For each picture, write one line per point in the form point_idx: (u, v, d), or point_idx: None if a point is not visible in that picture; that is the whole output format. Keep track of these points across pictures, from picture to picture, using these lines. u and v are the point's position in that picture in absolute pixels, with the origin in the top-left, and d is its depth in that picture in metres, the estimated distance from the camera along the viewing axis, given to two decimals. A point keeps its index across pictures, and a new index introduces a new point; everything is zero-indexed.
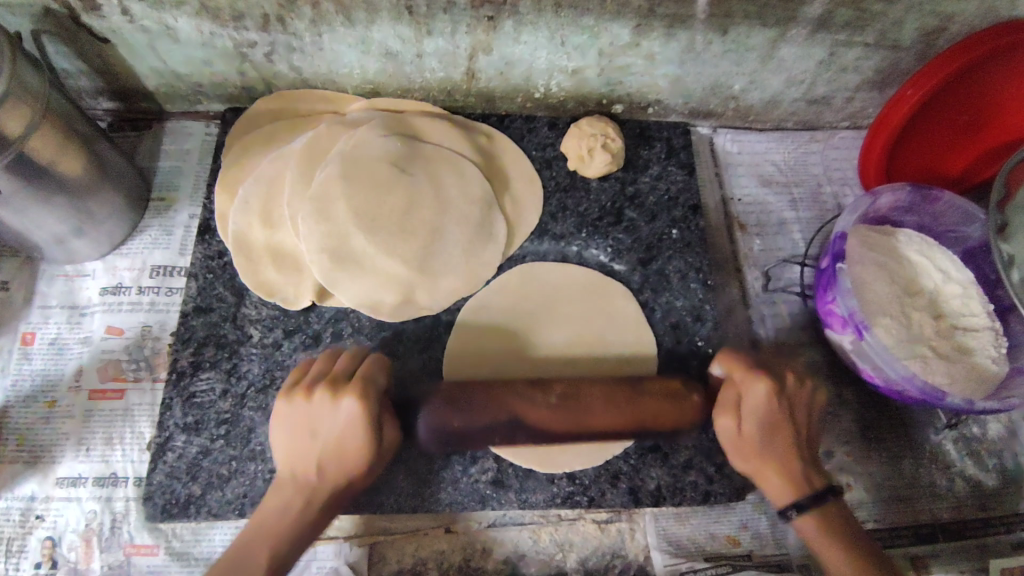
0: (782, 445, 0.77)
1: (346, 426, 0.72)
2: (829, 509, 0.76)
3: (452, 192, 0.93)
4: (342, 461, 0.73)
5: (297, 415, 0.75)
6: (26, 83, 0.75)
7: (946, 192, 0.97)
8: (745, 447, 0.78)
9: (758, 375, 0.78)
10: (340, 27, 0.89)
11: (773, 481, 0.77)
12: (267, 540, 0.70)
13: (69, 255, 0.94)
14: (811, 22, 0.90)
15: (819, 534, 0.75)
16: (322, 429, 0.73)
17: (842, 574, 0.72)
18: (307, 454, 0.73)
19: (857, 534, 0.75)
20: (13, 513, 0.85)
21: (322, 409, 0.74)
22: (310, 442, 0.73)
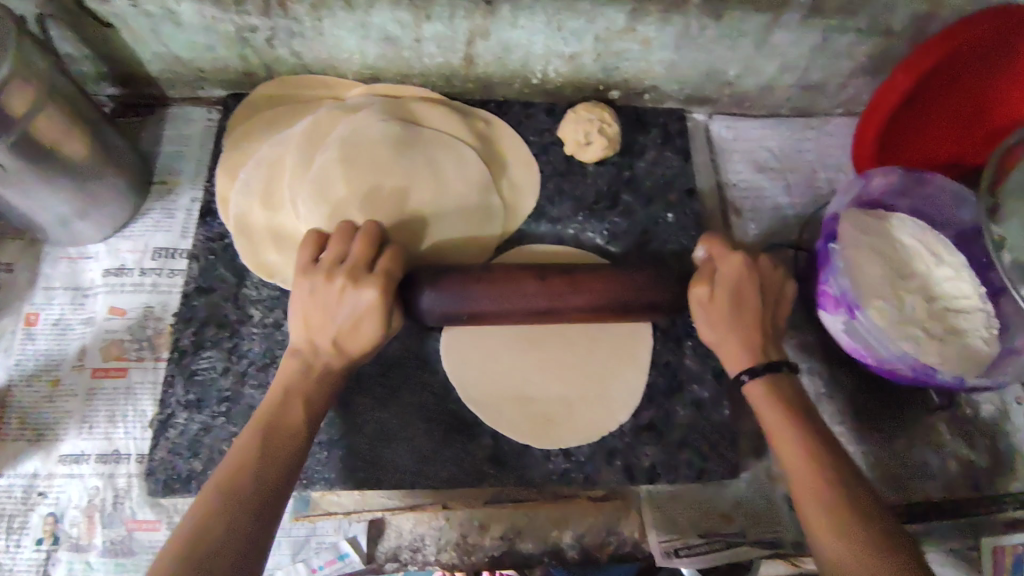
0: (749, 317, 0.79)
1: (368, 310, 0.75)
2: (781, 379, 0.76)
3: (451, 176, 0.94)
4: (361, 335, 0.75)
5: (310, 294, 0.76)
6: (31, 64, 0.77)
7: (936, 175, 0.99)
8: (712, 312, 0.79)
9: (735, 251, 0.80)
10: (340, 11, 0.90)
11: (733, 346, 0.78)
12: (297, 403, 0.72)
13: (73, 236, 0.95)
14: (804, 8, 0.92)
15: (767, 396, 0.75)
16: (338, 309, 0.75)
17: (779, 429, 0.72)
18: (323, 330, 0.75)
19: (803, 400, 0.75)
20: (16, 490, 0.86)
21: (343, 296, 0.75)
22: (325, 319, 0.75)
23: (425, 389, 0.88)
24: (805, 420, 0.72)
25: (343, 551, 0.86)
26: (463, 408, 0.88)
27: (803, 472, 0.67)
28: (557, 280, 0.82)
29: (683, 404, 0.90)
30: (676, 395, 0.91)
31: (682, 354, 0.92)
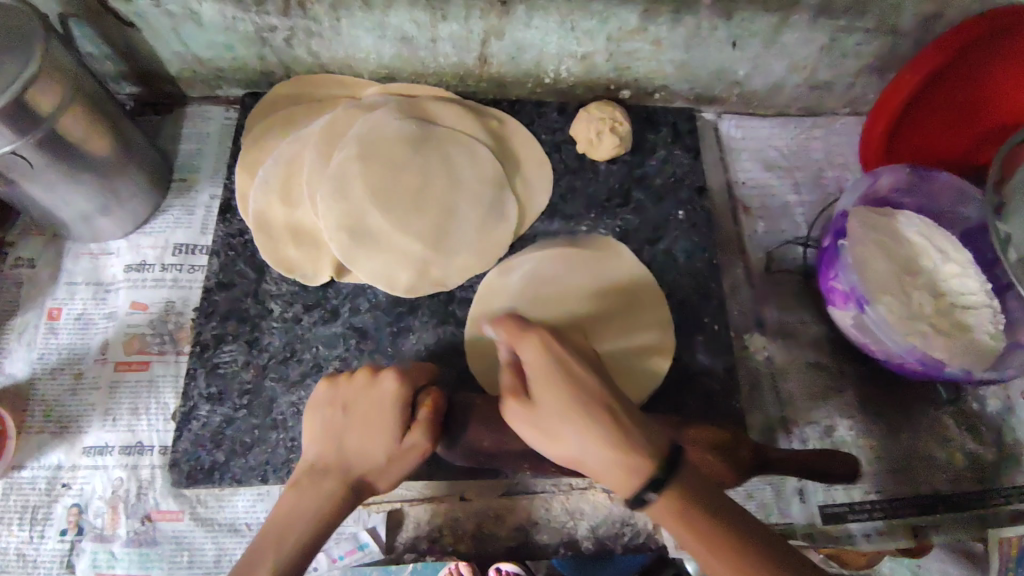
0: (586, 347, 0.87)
1: (380, 396, 0.74)
2: (675, 487, 0.60)
3: (465, 173, 0.96)
4: (370, 438, 0.71)
5: (329, 402, 0.74)
6: (59, 63, 0.78)
7: (944, 172, 1.00)
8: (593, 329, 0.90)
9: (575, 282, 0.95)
10: (358, 11, 0.92)
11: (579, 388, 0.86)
12: (289, 525, 0.64)
13: (94, 233, 0.97)
14: (813, 8, 0.94)
15: (678, 508, 0.60)
16: (353, 404, 0.73)
17: (701, 551, 0.58)
18: (333, 432, 0.72)
19: (730, 506, 0.60)
20: (40, 482, 0.87)
21: (358, 391, 0.74)
22: (339, 416, 0.73)
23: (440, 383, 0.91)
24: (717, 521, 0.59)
25: (362, 541, 0.88)
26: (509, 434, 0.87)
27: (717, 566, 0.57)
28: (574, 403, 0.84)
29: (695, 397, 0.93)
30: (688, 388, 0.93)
31: (694, 348, 0.96)
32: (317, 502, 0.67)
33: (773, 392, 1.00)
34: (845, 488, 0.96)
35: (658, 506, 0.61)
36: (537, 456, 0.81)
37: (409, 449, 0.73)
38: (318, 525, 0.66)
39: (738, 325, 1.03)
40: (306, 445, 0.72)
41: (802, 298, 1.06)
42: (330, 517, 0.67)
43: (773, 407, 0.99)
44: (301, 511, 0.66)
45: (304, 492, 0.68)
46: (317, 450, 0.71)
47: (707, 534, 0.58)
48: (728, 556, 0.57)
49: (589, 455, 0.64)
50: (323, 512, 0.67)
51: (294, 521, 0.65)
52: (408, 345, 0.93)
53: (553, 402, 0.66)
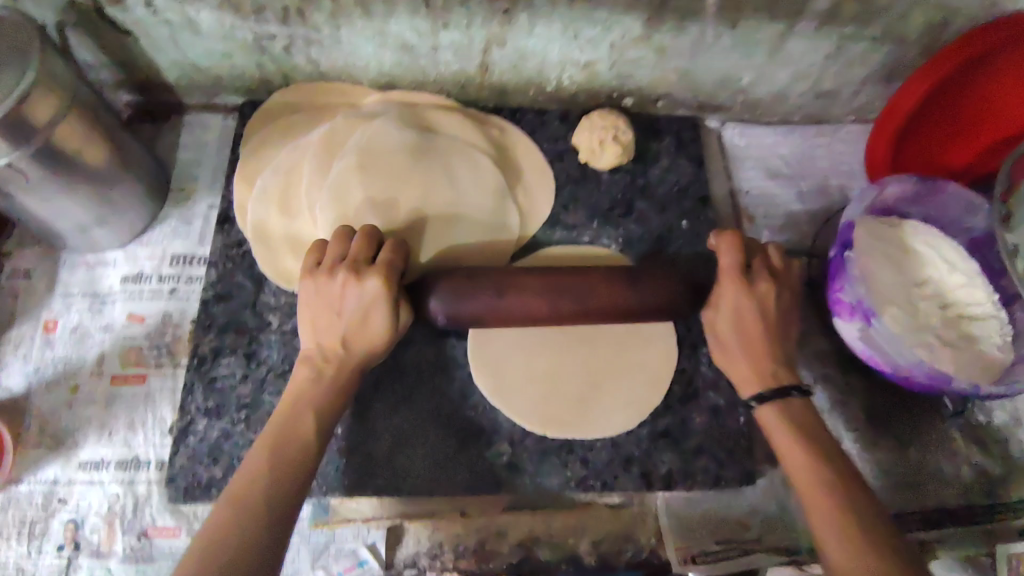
0: (735, 344, 0.82)
1: (372, 301, 0.76)
2: (792, 404, 0.77)
3: (467, 183, 0.94)
4: (370, 331, 0.77)
5: (321, 302, 0.78)
6: (54, 73, 0.77)
7: (951, 182, 0.99)
8: (721, 332, 0.83)
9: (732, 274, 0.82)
10: (358, 20, 0.90)
11: (738, 363, 0.81)
12: (307, 399, 0.74)
13: (91, 243, 0.96)
14: (819, 16, 0.92)
15: (782, 417, 0.76)
16: (346, 306, 0.77)
17: (785, 443, 0.75)
18: (328, 329, 0.77)
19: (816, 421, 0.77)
20: (36, 497, 0.86)
21: (345, 290, 0.77)
22: (336, 319, 0.77)
23: (442, 397, 0.89)
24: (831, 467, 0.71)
25: (362, 557, 0.86)
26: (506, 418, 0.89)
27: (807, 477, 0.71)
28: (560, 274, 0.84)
29: (699, 411, 0.91)
30: (692, 402, 0.92)
31: (698, 360, 0.94)
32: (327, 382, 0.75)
33: None
34: None
35: (772, 413, 0.77)
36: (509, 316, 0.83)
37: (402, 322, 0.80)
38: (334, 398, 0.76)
39: None
40: (306, 332, 0.79)
41: (807, 309, 1.05)
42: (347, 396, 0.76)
43: None
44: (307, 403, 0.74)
45: (321, 376, 0.76)
46: (316, 341, 0.78)
47: (804, 440, 0.74)
48: (837, 493, 0.68)
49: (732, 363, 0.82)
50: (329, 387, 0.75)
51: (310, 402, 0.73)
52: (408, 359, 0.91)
53: (737, 336, 0.82)
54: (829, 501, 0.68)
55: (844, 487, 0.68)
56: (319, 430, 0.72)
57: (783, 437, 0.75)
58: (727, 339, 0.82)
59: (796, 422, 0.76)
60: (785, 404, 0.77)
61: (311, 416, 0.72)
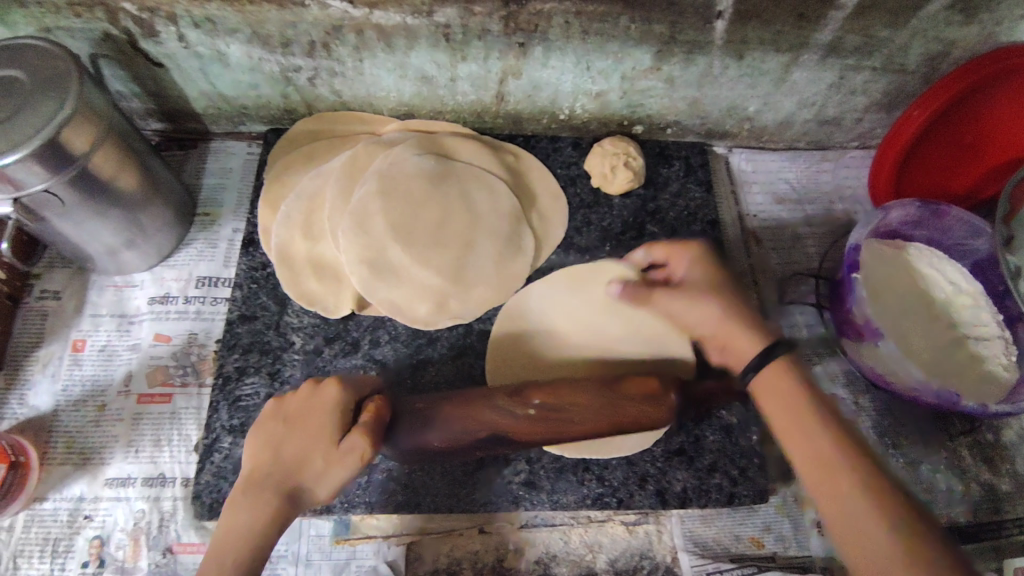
0: (709, 295, 0.83)
1: (323, 404, 0.76)
2: (782, 359, 0.75)
3: (483, 208, 0.97)
4: (307, 451, 0.73)
5: (274, 417, 0.76)
6: (93, 104, 0.81)
7: (954, 207, 1.00)
8: (687, 288, 0.85)
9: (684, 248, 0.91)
10: (380, 53, 0.94)
11: (715, 316, 0.82)
12: (230, 543, 0.68)
13: (120, 266, 0.99)
14: (822, 48, 0.96)
15: (783, 379, 0.74)
16: (289, 410, 0.76)
17: (783, 405, 0.73)
18: (275, 439, 0.74)
19: (814, 383, 0.75)
20: (62, 514, 0.88)
21: (299, 397, 0.78)
22: (277, 426, 0.76)
23: None
24: (824, 420, 0.70)
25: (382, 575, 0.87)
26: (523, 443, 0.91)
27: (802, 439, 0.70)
28: (529, 392, 0.83)
29: (711, 429, 0.94)
30: (705, 421, 0.94)
31: None
32: (249, 522, 0.69)
33: None
34: None
35: (764, 382, 0.75)
36: (489, 442, 0.84)
37: (349, 451, 0.73)
38: (252, 549, 0.68)
39: None
40: (251, 453, 0.75)
41: (815, 329, 1.07)
42: (259, 532, 0.69)
43: None
44: (243, 525, 0.69)
45: (244, 505, 0.70)
46: (258, 459, 0.73)
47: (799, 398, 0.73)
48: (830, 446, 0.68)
49: (724, 340, 0.81)
50: (259, 528, 0.69)
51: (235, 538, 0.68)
52: (429, 378, 0.95)
53: (695, 312, 0.84)
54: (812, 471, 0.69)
55: (838, 442, 0.68)
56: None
57: (774, 388, 0.74)
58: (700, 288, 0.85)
59: (787, 373, 0.75)
60: (789, 363, 0.75)
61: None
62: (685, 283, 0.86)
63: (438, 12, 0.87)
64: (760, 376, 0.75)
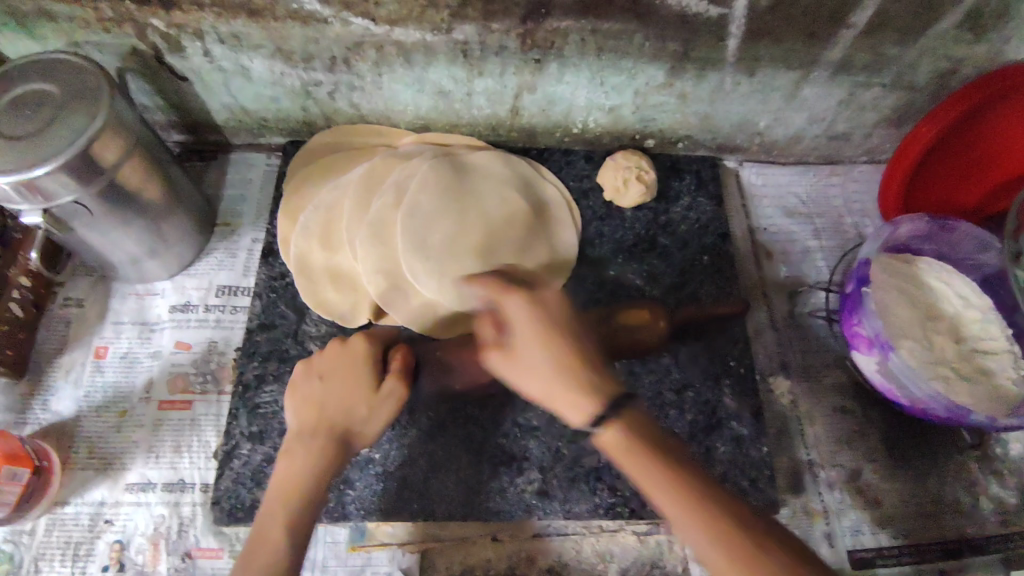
0: (528, 346, 0.71)
1: (357, 357, 0.81)
2: (626, 416, 0.66)
3: (497, 217, 0.99)
4: (352, 400, 0.77)
5: (309, 376, 0.80)
6: (122, 117, 0.83)
7: (963, 222, 1.02)
8: (513, 353, 0.72)
9: (512, 291, 0.75)
10: (400, 68, 0.97)
11: (545, 389, 0.69)
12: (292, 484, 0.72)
13: (141, 274, 1.01)
14: (833, 65, 0.98)
15: (627, 442, 0.65)
16: (323, 368, 0.79)
17: (640, 470, 0.64)
18: (317, 396, 0.78)
19: (658, 438, 0.66)
20: (83, 518, 0.90)
21: (329, 354, 0.81)
22: (315, 383, 0.79)
23: (475, 424, 0.93)
24: (692, 488, 0.62)
25: None
26: (537, 450, 0.92)
27: (680, 507, 0.62)
28: None
29: (723, 441, 0.97)
30: (716, 432, 0.97)
31: (721, 393, 1.00)
32: (307, 464, 0.73)
33: (800, 435, 1.02)
34: (873, 533, 0.97)
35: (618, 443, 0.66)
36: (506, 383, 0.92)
37: (388, 395, 0.79)
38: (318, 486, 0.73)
39: (763, 368, 1.05)
40: (292, 411, 0.79)
41: (825, 341, 1.08)
42: (323, 470, 0.73)
43: (799, 449, 1.01)
44: (303, 466, 0.73)
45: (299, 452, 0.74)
46: (303, 414, 0.77)
47: (651, 460, 0.64)
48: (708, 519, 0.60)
49: (551, 399, 0.69)
50: (316, 467, 0.73)
51: (296, 478, 0.72)
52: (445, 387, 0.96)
53: (541, 365, 0.70)
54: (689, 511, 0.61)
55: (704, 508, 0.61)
56: (288, 525, 0.69)
57: (614, 447, 0.66)
58: (529, 338, 0.71)
59: (627, 430, 0.66)
60: (627, 421, 0.66)
61: (281, 517, 0.70)
62: (511, 330, 0.73)
63: (457, 29, 0.89)
64: (603, 436, 0.66)
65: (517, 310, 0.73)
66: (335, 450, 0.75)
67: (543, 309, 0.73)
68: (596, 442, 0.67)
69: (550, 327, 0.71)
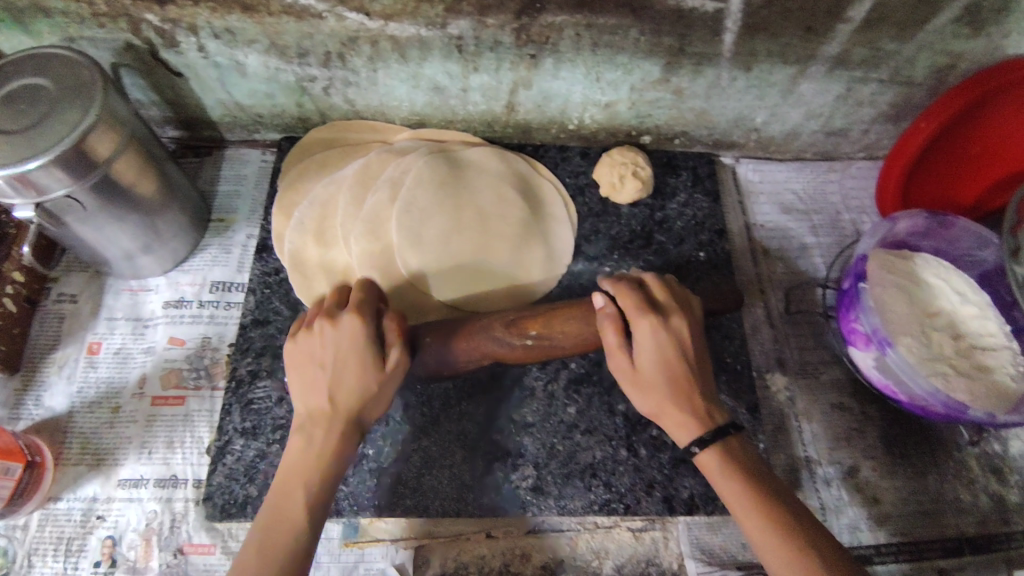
0: (677, 378, 0.75)
1: (352, 338, 0.76)
2: (727, 442, 0.74)
3: (492, 212, 0.99)
4: (355, 383, 0.74)
5: (307, 359, 0.76)
6: (116, 111, 0.83)
7: (960, 218, 1.03)
8: (643, 377, 0.76)
9: (647, 314, 0.76)
10: (394, 63, 0.96)
11: (669, 415, 0.75)
12: (303, 472, 0.71)
13: (135, 270, 1.00)
14: (830, 60, 0.98)
15: (723, 463, 0.73)
16: (323, 357, 0.75)
17: (730, 489, 0.72)
18: (317, 381, 0.75)
19: (753, 463, 0.74)
20: (76, 514, 0.89)
21: (323, 335, 0.76)
22: (318, 372, 0.75)
23: (469, 420, 0.92)
24: (775, 508, 0.69)
25: None
26: (531, 446, 0.92)
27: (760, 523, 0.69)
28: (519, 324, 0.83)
29: None
30: None
31: (717, 389, 0.99)
32: (317, 449, 0.72)
33: (796, 432, 1.01)
34: (871, 530, 0.96)
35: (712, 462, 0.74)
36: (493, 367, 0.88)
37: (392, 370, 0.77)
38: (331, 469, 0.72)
39: (759, 365, 1.05)
40: (295, 396, 0.76)
41: (822, 338, 1.07)
42: (333, 454, 0.72)
43: (796, 446, 1.00)
44: (312, 454, 0.72)
45: (310, 441, 0.73)
46: (307, 399, 0.75)
47: (742, 482, 0.71)
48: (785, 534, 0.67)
49: (662, 418, 0.76)
50: (326, 451, 0.72)
51: (306, 466, 0.72)
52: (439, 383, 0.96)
53: (664, 391, 0.75)
54: (765, 527, 0.68)
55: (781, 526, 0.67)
56: (309, 510, 0.70)
57: (713, 465, 0.73)
58: (669, 367, 0.75)
59: (724, 453, 0.74)
60: (725, 445, 0.74)
61: (301, 503, 0.70)
62: (642, 357, 0.76)
63: (452, 24, 0.89)
64: (704, 456, 0.74)
65: (647, 338, 0.76)
66: (344, 432, 0.73)
67: (674, 339, 0.76)
68: (695, 458, 0.75)
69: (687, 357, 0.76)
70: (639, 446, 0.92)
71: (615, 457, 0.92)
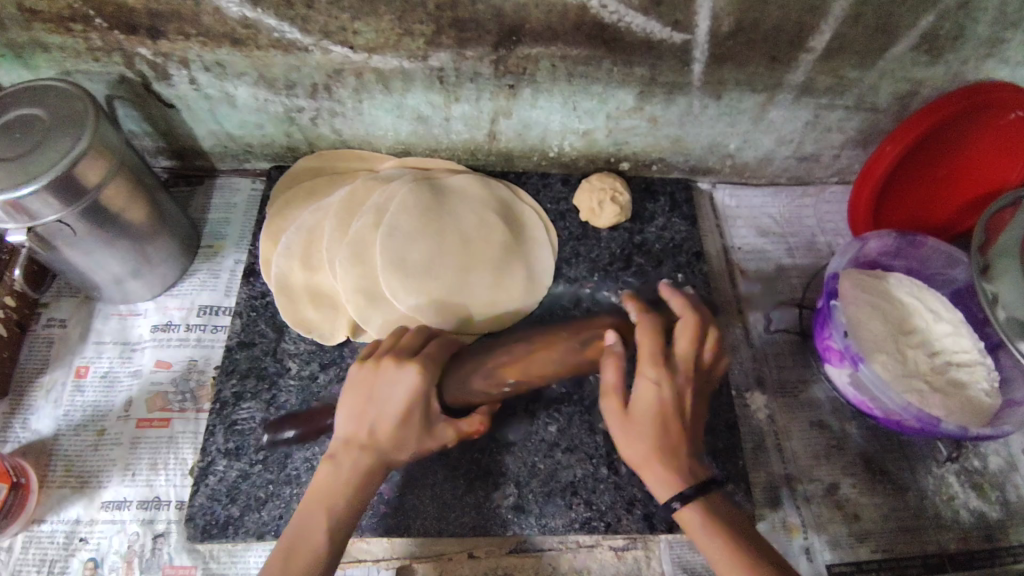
0: (662, 430, 0.78)
1: (408, 386, 0.78)
2: (706, 497, 0.76)
3: (474, 237, 1.02)
4: (401, 430, 0.77)
5: (359, 390, 0.79)
6: (107, 140, 0.86)
7: (929, 238, 1.06)
8: (632, 422, 0.79)
9: (653, 369, 0.79)
10: (379, 94, 1.00)
11: (645, 457, 0.78)
12: (331, 500, 0.74)
13: (125, 295, 1.03)
14: (796, 88, 1.02)
15: (702, 520, 0.75)
16: (379, 395, 0.78)
17: (709, 544, 0.74)
18: (365, 414, 0.78)
19: (733, 517, 0.76)
20: (59, 536, 0.89)
21: (383, 376, 0.79)
22: (370, 408, 0.78)
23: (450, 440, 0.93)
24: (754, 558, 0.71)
25: None
26: (512, 465, 0.93)
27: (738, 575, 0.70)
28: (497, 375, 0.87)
29: None
30: None
31: None
32: (347, 479, 0.75)
33: (776, 450, 1.02)
34: (852, 547, 0.96)
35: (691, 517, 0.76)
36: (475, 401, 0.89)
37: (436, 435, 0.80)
38: (354, 506, 0.75)
39: (739, 384, 1.06)
40: (341, 422, 0.79)
41: (800, 357, 1.09)
42: (360, 493, 0.75)
43: (776, 464, 1.01)
44: (343, 486, 0.74)
45: (340, 469, 0.75)
46: (352, 428, 0.78)
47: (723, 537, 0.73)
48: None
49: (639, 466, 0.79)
50: (356, 487, 0.75)
51: (335, 496, 0.74)
52: None
53: (643, 441, 0.78)
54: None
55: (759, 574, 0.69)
56: (331, 542, 0.72)
57: (692, 522, 0.76)
58: (658, 422, 0.78)
59: (704, 508, 0.76)
60: (705, 501, 0.76)
61: (322, 529, 0.72)
62: (636, 405, 0.79)
63: (432, 57, 0.93)
64: (683, 512, 0.76)
65: (646, 388, 0.78)
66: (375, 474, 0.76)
67: (671, 398, 0.78)
68: (675, 514, 0.77)
69: (678, 412, 0.79)
70: (620, 464, 0.93)
71: (596, 475, 0.93)
